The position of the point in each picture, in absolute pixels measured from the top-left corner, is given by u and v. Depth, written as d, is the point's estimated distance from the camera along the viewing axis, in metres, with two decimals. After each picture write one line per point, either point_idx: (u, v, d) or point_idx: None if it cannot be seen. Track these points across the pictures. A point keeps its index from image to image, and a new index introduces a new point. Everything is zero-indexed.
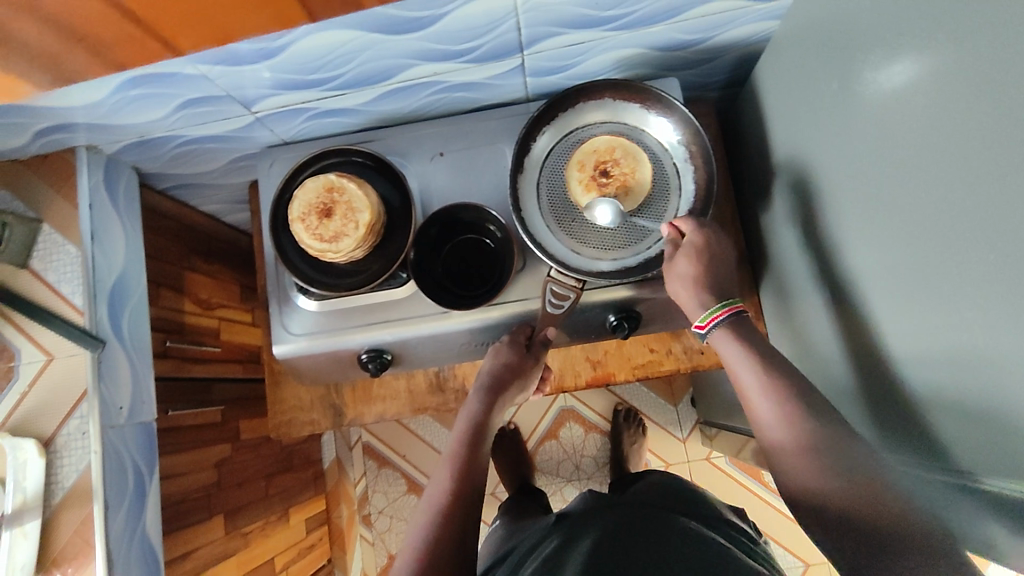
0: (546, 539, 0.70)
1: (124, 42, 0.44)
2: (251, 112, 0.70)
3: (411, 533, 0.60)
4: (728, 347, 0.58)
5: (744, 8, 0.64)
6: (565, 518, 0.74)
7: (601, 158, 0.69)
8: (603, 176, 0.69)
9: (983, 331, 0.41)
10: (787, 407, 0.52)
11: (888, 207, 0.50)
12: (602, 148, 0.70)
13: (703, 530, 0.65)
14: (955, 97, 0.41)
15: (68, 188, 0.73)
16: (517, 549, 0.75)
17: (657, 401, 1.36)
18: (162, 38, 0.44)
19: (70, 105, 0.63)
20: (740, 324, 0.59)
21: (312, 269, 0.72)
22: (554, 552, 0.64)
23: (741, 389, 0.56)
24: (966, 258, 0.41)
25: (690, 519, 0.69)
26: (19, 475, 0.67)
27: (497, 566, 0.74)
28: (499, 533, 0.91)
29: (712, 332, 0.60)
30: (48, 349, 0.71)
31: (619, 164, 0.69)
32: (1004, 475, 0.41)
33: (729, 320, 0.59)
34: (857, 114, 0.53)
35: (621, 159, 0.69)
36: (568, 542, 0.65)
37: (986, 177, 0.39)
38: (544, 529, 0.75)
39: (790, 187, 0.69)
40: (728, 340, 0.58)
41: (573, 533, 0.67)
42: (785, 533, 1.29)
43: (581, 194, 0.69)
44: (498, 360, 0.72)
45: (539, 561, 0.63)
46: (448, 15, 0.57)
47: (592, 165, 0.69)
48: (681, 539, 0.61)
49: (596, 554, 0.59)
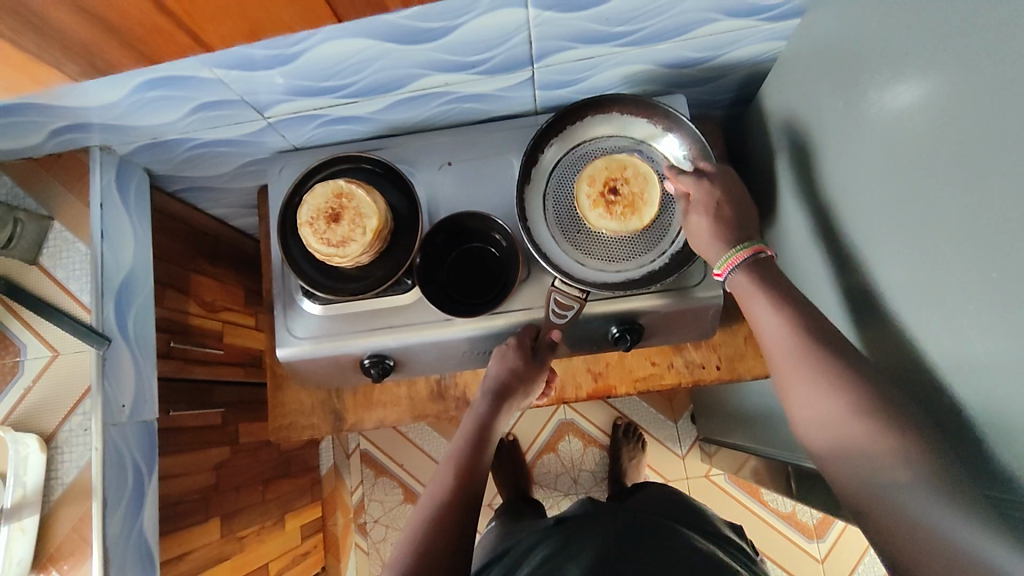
0: (545, 539, 0.70)
1: (150, 23, 0.47)
2: (264, 117, 0.71)
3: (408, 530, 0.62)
4: (758, 303, 0.56)
5: (752, 28, 0.65)
6: (566, 520, 0.74)
7: (611, 175, 0.69)
8: (613, 193, 0.68)
9: (985, 349, 0.41)
10: (820, 380, 0.49)
11: (896, 224, 0.50)
12: (613, 165, 0.69)
13: (704, 542, 0.66)
14: (959, 119, 0.41)
15: (80, 187, 0.74)
16: (513, 550, 0.75)
17: (657, 416, 1.36)
18: (190, 26, 0.49)
19: (85, 105, 0.64)
20: (759, 265, 0.58)
21: (319, 273, 0.73)
22: (554, 554, 0.64)
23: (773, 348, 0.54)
24: (972, 275, 0.42)
25: (689, 530, 0.69)
26: (20, 470, 0.66)
27: (493, 564, 0.75)
28: (497, 532, 0.91)
29: (731, 276, 0.60)
30: (54, 345, 0.72)
31: (629, 183, 0.68)
32: None
33: (748, 261, 0.59)
34: (862, 133, 0.54)
35: (632, 179, 0.68)
36: (567, 547, 0.64)
37: (991, 197, 0.39)
38: (542, 531, 0.74)
39: (795, 204, 0.69)
40: (755, 292, 0.56)
41: (574, 535, 0.67)
42: (787, 557, 1.27)
43: (590, 209, 0.68)
44: (504, 365, 0.71)
45: (536, 566, 0.63)
46: (460, 27, 0.59)
47: (601, 181, 0.69)
48: (682, 551, 0.61)
49: (599, 558, 0.59)
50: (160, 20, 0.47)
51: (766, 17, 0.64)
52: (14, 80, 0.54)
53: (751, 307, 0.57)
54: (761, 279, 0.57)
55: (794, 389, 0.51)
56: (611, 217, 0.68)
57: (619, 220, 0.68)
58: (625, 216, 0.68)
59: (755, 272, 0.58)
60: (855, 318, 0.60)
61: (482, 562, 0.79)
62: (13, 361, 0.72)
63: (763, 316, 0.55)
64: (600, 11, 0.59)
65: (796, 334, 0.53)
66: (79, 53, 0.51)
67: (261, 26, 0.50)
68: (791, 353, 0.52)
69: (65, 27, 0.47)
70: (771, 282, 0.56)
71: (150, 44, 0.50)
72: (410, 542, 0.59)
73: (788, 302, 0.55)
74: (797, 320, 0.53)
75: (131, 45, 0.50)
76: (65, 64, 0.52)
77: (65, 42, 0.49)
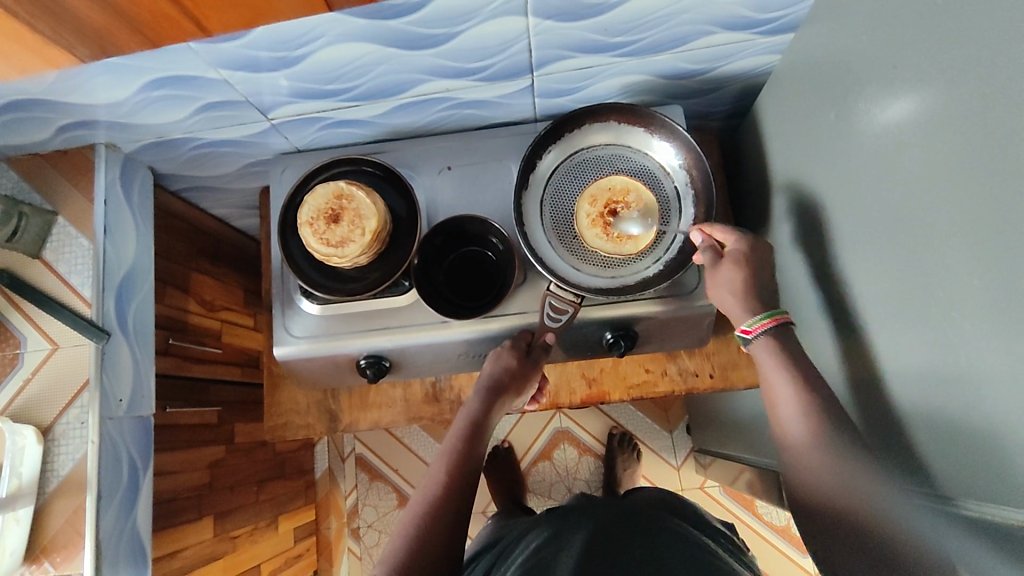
0: (537, 529, 0.72)
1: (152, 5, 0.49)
2: (267, 119, 0.72)
3: (399, 526, 0.62)
4: (768, 356, 0.61)
5: (749, 41, 0.67)
6: (556, 511, 0.76)
7: (614, 197, 0.71)
8: (613, 215, 0.71)
9: (971, 358, 0.42)
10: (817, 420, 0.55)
11: (887, 236, 0.51)
12: (618, 187, 0.72)
13: (695, 533, 0.67)
14: (944, 132, 0.43)
15: (85, 182, 0.75)
16: (503, 539, 0.77)
17: (651, 425, 1.36)
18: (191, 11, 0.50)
19: (94, 102, 0.65)
20: (783, 334, 0.61)
21: (317, 273, 0.74)
22: (547, 540, 0.66)
23: (773, 396, 0.59)
24: (955, 284, 0.43)
25: (679, 520, 0.70)
26: (17, 461, 0.67)
27: (483, 554, 0.76)
28: (493, 525, 0.95)
29: (758, 338, 0.62)
30: (54, 338, 0.73)
31: (630, 207, 0.71)
32: (1000, 503, 0.41)
33: (774, 329, 0.61)
34: (852, 144, 0.55)
35: (633, 204, 0.71)
36: (559, 535, 0.65)
37: (974, 207, 0.41)
38: (533, 523, 0.76)
39: (786, 214, 0.70)
40: (767, 347, 0.61)
41: (565, 522, 0.69)
42: (780, 570, 1.27)
43: (588, 227, 0.71)
44: (498, 365, 0.71)
45: (528, 554, 0.64)
46: (461, 34, 0.60)
47: (603, 202, 0.71)
48: (675, 539, 0.63)
49: (592, 543, 0.61)
50: (163, 7, 0.49)
51: (762, 31, 0.65)
52: (20, 61, 0.55)
53: (768, 377, 0.60)
54: (780, 349, 0.60)
55: (800, 455, 0.54)
56: (607, 236, 0.71)
57: (615, 242, 0.71)
58: (622, 239, 0.71)
59: (780, 342, 0.61)
60: (845, 327, 0.60)
61: (474, 552, 0.80)
62: (13, 353, 0.73)
63: (778, 376, 0.59)
64: (600, 21, 0.61)
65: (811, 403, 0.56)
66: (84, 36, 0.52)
67: (259, 15, 0.52)
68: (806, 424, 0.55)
69: (75, 11, 0.48)
70: (793, 353, 0.60)
71: (153, 30, 0.52)
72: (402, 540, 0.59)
73: (804, 375, 0.58)
74: (809, 387, 0.57)
75: (135, 30, 0.52)
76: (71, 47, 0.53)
77: (73, 26, 0.51)
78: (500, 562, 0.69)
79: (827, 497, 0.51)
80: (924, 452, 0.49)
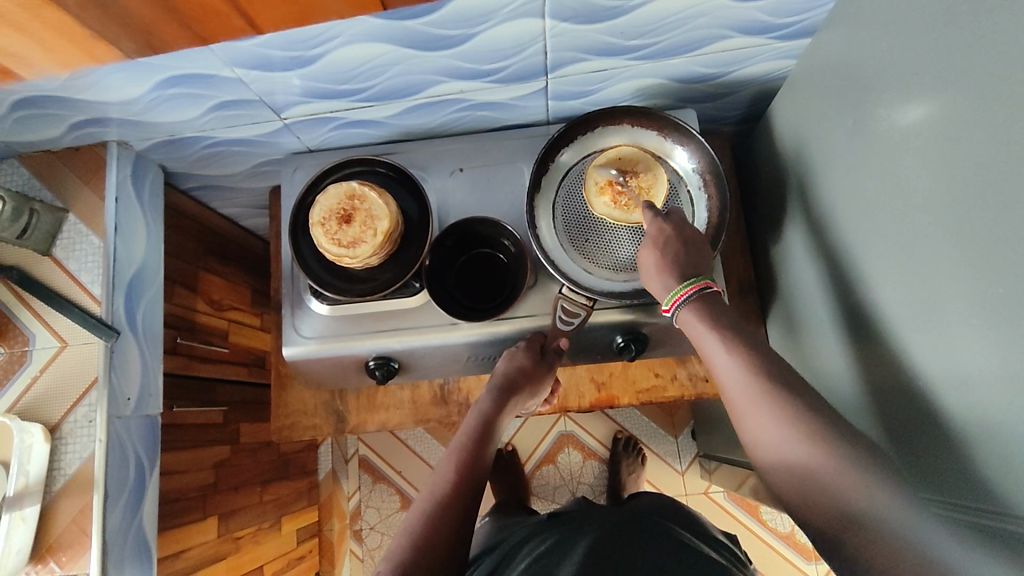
0: (539, 534, 0.71)
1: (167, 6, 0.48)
2: (280, 119, 0.72)
3: (408, 518, 0.61)
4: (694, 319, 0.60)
5: (764, 46, 0.67)
6: (564, 517, 0.75)
7: (623, 166, 0.70)
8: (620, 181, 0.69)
9: (990, 365, 0.42)
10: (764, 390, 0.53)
11: (906, 242, 0.50)
12: (626, 157, 0.70)
13: (695, 541, 0.67)
14: (961, 138, 0.43)
15: (96, 179, 0.75)
16: (507, 541, 0.77)
17: (657, 430, 1.35)
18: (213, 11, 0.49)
19: (108, 100, 0.65)
20: (708, 301, 0.61)
21: (327, 272, 0.74)
22: (550, 548, 0.65)
23: (718, 363, 0.57)
24: (972, 291, 0.43)
25: (677, 527, 0.70)
26: (24, 460, 0.66)
27: (483, 556, 0.76)
28: (489, 526, 0.95)
29: (678, 312, 0.62)
30: (63, 336, 0.73)
31: (639, 177, 0.70)
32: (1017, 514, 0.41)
33: (697, 296, 0.61)
34: (868, 150, 0.55)
35: (642, 175, 0.70)
36: (563, 541, 0.65)
37: (991, 214, 0.41)
38: (535, 528, 0.76)
39: (801, 219, 0.70)
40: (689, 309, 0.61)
41: (573, 529, 0.68)
42: (777, 568, 1.27)
43: (596, 193, 0.69)
44: (511, 364, 0.70)
45: (532, 559, 0.64)
46: (478, 35, 0.60)
47: (613, 171, 0.70)
48: (674, 547, 0.63)
49: (596, 550, 0.60)
50: (213, 3, 0.48)
51: (776, 36, 0.65)
52: (33, 58, 0.55)
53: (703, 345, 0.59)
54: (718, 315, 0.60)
55: (749, 418, 0.54)
56: (614, 204, 0.69)
57: (623, 210, 0.69)
58: (630, 207, 0.69)
59: (701, 303, 0.61)
60: (858, 333, 0.60)
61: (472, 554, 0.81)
62: (22, 351, 0.72)
63: (715, 345, 0.58)
64: (616, 25, 0.61)
65: (748, 355, 0.55)
66: (97, 34, 0.52)
67: (307, 13, 0.51)
68: (742, 378, 0.54)
69: (120, 5, 0.47)
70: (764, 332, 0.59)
71: (196, 25, 0.51)
72: (411, 530, 0.59)
73: (737, 335, 0.57)
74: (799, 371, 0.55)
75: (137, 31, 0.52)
76: (86, 40, 0.53)
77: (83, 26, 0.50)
78: (504, 564, 0.68)
79: (788, 461, 0.50)
80: (939, 461, 0.49)
